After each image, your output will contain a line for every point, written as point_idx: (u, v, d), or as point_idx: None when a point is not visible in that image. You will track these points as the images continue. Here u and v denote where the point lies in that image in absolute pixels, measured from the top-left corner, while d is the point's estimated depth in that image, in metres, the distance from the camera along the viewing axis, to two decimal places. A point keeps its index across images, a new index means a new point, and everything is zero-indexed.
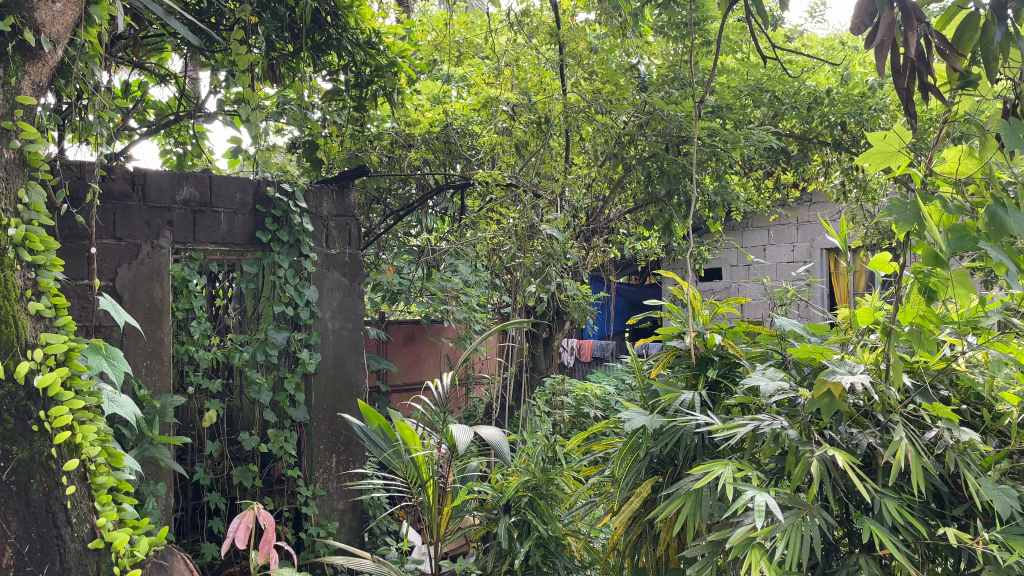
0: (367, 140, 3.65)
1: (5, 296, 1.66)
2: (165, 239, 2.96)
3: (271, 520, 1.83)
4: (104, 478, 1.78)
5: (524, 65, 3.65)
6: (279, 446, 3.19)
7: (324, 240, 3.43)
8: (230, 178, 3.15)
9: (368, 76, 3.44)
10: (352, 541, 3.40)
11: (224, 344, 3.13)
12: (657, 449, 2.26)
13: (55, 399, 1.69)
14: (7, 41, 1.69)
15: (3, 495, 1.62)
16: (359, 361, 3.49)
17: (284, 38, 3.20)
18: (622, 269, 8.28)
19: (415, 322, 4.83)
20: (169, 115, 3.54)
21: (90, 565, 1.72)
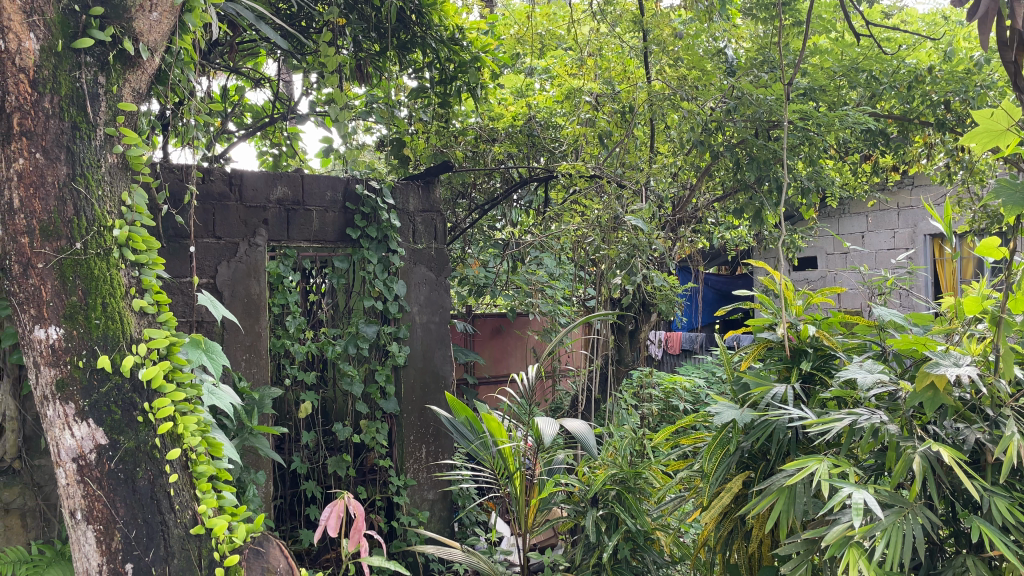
0: (452, 136, 3.64)
1: (112, 293, 1.74)
2: (261, 237, 3.07)
3: (361, 509, 1.87)
4: (204, 467, 1.85)
5: (607, 54, 3.61)
6: (372, 436, 3.28)
7: (411, 235, 3.49)
8: (321, 177, 3.24)
9: (452, 72, 3.48)
10: (442, 531, 3.45)
11: (318, 338, 3.22)
12: (749, 444, 2.20)
13: (158, 391, 1.77)
14: (108, 51, 1.77)
15: (111, 483, 1.69)
16: (446, 353, 3.53)
17: (370, 38, 3.28)
18: (711, 259, 8.11)
19: (501, 315, 4.85)
20: (264, 117, 3.67)
21: (191, 550, 1.76)
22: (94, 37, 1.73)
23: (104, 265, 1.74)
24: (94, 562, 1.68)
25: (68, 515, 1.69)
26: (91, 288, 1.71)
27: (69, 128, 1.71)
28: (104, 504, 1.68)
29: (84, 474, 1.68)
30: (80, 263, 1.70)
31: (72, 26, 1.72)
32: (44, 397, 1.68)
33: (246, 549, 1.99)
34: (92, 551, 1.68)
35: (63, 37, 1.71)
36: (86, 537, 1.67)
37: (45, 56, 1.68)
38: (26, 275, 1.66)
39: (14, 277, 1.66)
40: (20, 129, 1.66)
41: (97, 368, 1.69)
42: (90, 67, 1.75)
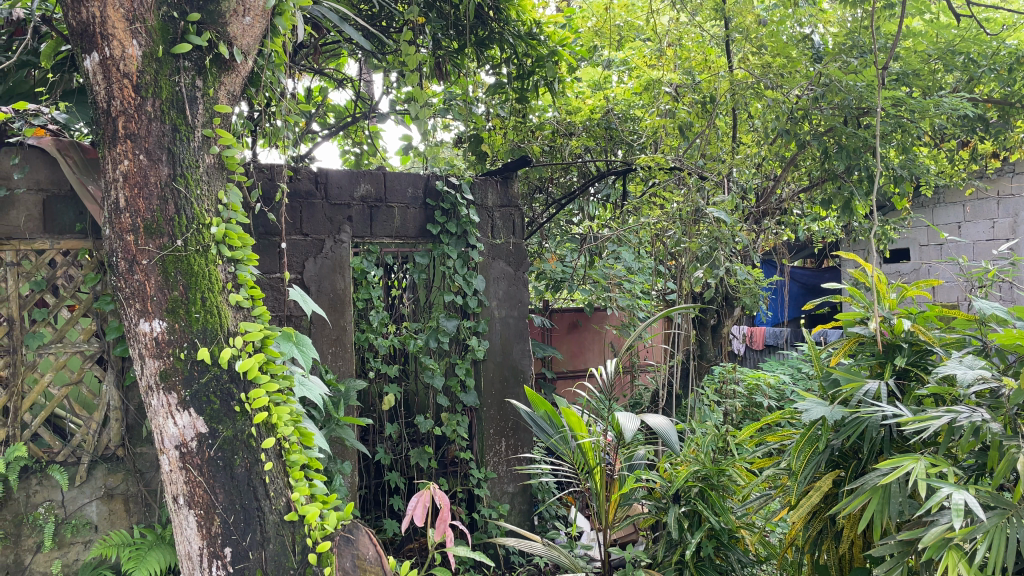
0: (529, 131, 3.70)
1: (211, 289, 1.81)
2: (346, 233, 3.16)
3: (446, 499, 1.90)
4: (296, 456, 1.90)
5: (688, 43, 3.52)
6: (453, 429, 3.31)
7: (490, 230, 3.51)
8: (402, 174, 3.29)
9: (530, 67, 3.51)
10: (522, 524, 3.47)
11: (400, 332, 3.31)
12: (839, 441, 2.13)
13: (254, 382, 1.83)
14: (205, 56, 1.84)
15: (212, 469, 1.76)
16: (525, 348, 3.54)
17: (449, 36, 3.31)
18: (796, 252, 7.89)
19: (578, 310, 4.81)
20: (346, 116, 3.77)
21: (286, 535, 1.81)
22: (192, 42, 1.79)
23: (203, 261, 1.81)
24: (196, 544, 1.77)
25: (172, 500, 1.79)
26: (191, 284, 1.78)
27: (170, 130, 1.78)
28: (204, 490, 1.75)
29: (186, 460, 1.76)
30: (181, 259, 1.77)
31: (171, 32, 1.79)
32: (148, 386, 1.78)
33: (338, 536, 2.03)
34: (193, 534, 1.77)
35: (163, 42, 1.78)
36: (188, 521, 1.77)
37: (147, 62, 1.77)
38: (132, 271, 1.75)
39: (122, 272, 1.76)
40: (125, 132, 1.76)
41: (196, 360, 1.76)
42: (188, 71, 1.82)
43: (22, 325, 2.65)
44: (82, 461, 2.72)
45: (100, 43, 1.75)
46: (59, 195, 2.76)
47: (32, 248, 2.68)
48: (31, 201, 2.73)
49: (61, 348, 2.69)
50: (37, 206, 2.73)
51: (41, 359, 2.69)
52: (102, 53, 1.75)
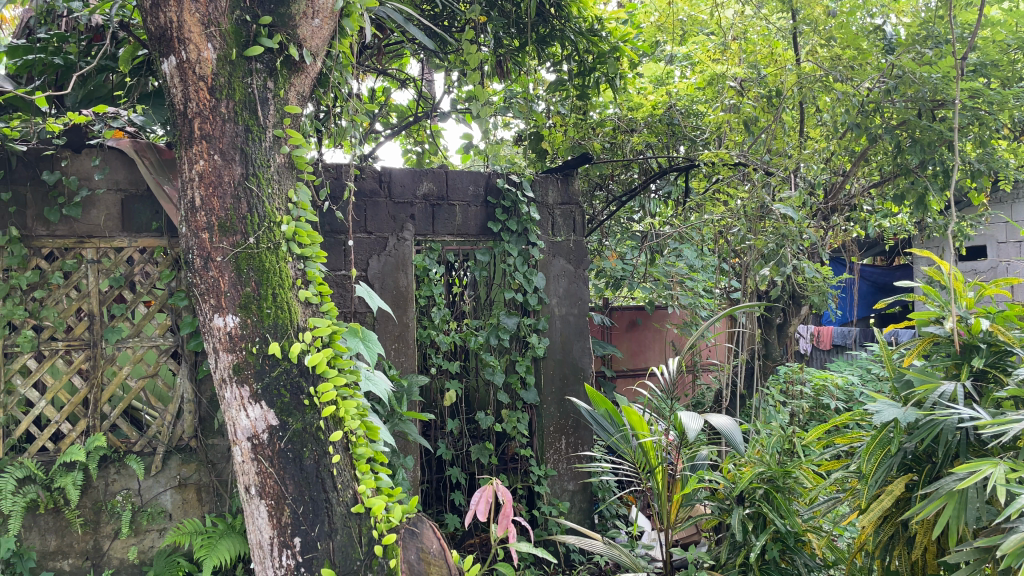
0: (590, 128, 3.67)
1: (282, 285, 1.85)
2: (408, 231, 3.21)
3: (509, 495, 1.91)
4: (363, 449, 1.91)
5: (753, 36, 3.47)
6: (513, 425, 3.34)
7: (550, 228, 3.52)
8: (463, 172, 3.32)
9: (591, 63, 3.51)
10: (582, 523, 3.46)
11: (462, 328, 3.34)
12: (913, 445, 2.07)
13: (323, 376, 1.85)
14: (276, 58, 1.89)
15: (282, 461, 1.79)
16: (586, 345, 3.53)
17: (510, 34, 3.33)
18: (866, 250, 7.66)
19: (638, 308, 4.77)
20: (409, 116, 3.82)
21: (353, 527, 1.82)
22: (263, 45, 1.85)
23: (274, 258, 1.85)
24: (267, 533, 1.79)
25: (245, 490, 1.82)
26: (263, 280, 1.82)
27: (243, 131, 1.84)
28: (274, 481, 1.78)
29: (258, 452, 1.79)
30: (253, 256, 1.82)
31: (244, 35, 1.85)
32: (223, 379, 1.82)
33: (402, 528, 2.04)
34: (264, 524, 1.79)
35: (236, 46, 1.84)
36: (259, 511, 1.79)
37: (222, 65, 1.82)
38: (207, 268, 1.80)
39: (197, 269, 1.81)
40: (201, 133, 1.81)
41: (268, 354, 1.80)
42: (261, 73, 1.87)
43: (102, 320, 2.78)
44: (157, 452, 2.82)
45: (177, 47, 1.81)
46: (137, 195, 2.87)
47: (112, 246, 2.81)
48: (110, 201, 2.84)
49: (138, 342, 2.81)
50: (115, 206, 2.84)
51: (120, 352, 2.81)
52: (179, 57, 1.81)
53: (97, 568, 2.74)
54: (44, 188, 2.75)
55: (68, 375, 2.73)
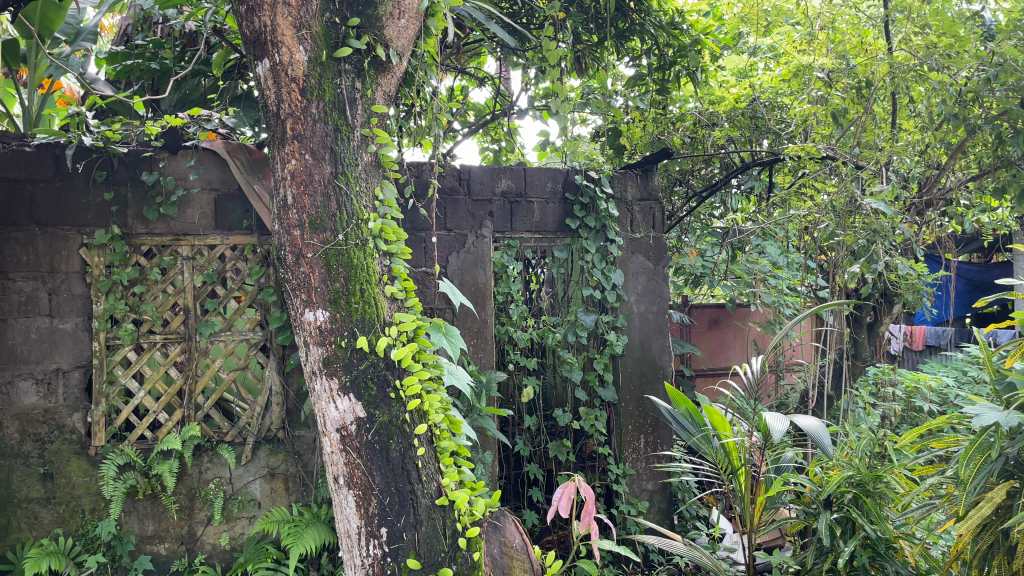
0: (669, 123, 3.57)
1: (370, 281, 1.88)
2: (487, 228, 3.24)
3: (591, 492, 1.91)
4: (447, 442, 1.93)
5: (841, 25, 3.26)
6: (591, 423, 3.33)
7: (629, 224, 3.48)
8: (542, 169, 3.33)
9: (671, 57, 3.49)
10: (661, 523, 3.42)
11: (540, 325, 3.34)
12: (1015, 450, 1.97)
13: (408, 370, 1.87)
14: (364, 59, 1.94)
15: (369, 452, 1.81)
16: (665, 344, 3.48)
17: (589, 29, 3.33)
18: (964, 247, 7.30)
19: (719, 306, 4.67)
20: (486, 114, 3.85)
21: (437, 519, 1.82)
22: (352, 46, 1.89)
23: (362, 254, 1.88)
24: (355, 523, 1.81)
25: (334, 480, 1.86)
26: (351, 276, 1.85)
27: (332, 131, 1.88)
28: (362, 472, 1.80)
29: (347, 443, 1.82)
30: (342, 252, 1.85)
31: (333, 37, 1.90)
32: (313, 372, 1.87)
33: (485, 522, 2.06)
34: (353, 513, 1.82)
35: (326, 47, 1.89)
36: (347, 500, 1.82)
37: (312, 66, 1.87)
38: (298, 264, 1.86)
39: (289, 265, 1.87)
40: (293, 133, 1.87)
41: (356, 348, 1.83)
42: (349, 74, 1.92)
43: (196, 315, 2.91)
44: (247, 442, 2.93)
45: (271, 49, 1.87)
46: (229, 194, 2.98)
47: (205, 243, 2.93)
48: (204, 200, 2.95)
49: (230, 336, 2.93)
50: (209, 205, 2.96)
51: (213, 345, 2.93)
52: (273, 59, 1.87)
53: (191, 552, 2.86)
54: (143, 188, 2.88)
55: (165, 367, 2.86)
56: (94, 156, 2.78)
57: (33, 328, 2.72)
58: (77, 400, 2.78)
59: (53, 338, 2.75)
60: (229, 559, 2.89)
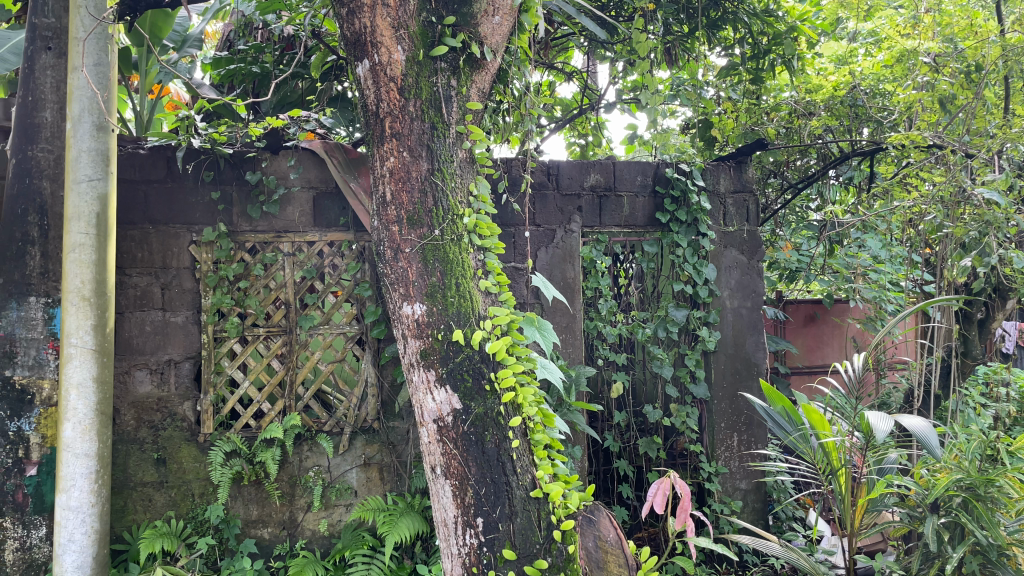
0: (764, 112, 3.51)
1: (465, 275, 1.91)
2: (576, 223, 3.25)
3: (687, 489, 1.84)
4: (540, 435, 1.92)
5: (949, 6, 3.07)
6: (682, 420, 3.28)
7: (722, 218, 3.41)
8: (632, 163, 3.32)
9: (766, 46, 3.45)
10: (756, 523, 3.34)
11: (629, 321, 3.34)
12: None
13: (502, 363, 1.86)
14: (460, 56, 1.96)
15: (465, 443, 1.82)
16: (760, 340, 3.38)
17: (680, 20, 3.35)
18: None
19: (816, 302, 4.53)
20: (573, 109, 3.85)
21: (532, 511, 1.81)
22: (448, 45, 1.92)
23: (458, 249, 1.91)
24: (452, 512, 1.84)
25: (431, 470, 1.90)
26: (447, 271, 1.88)
27: (429, 128, 1.91)
28: (458, 462, 1.82)
29: (444, 433, 1.84)
30: (439, 247, 1.89)
31: (430, 36, 1.93)
32: (411, 364, 1.91)
33: (580, 516, 2.09)
34: (450, 503, 1.84)
35: (423, 46, 1.92)
36: (445, 490, 1.85)
37: (410, 66, 1.91)
38: (397, 259, 1.90)
39: (388, 260, 1.92)
40: (391, 131, 1.91)
41: (452, 341, 1.84)
42: (445, 72, 1.94)
43: (297, 309, 3.02)
44: (345, 432, 3.03)
45: (370, 50, 1.92)
46: (326, 192, 3.08)
47: (305, 240, 3.04)
48: (304, 198, 3.06)
49: (328, 329, 3.04)
50: (308, 203, 3.07)
51: (312, 338, 3.04)
52: (372, 60, 1.92)
53: (293, 538, 2.97)
54: (247, 187, 3.01)
55: (268, 359, 2.98)
56: (202, 158, 2.92)
57: (147, 320, 2.88)
58: (188, 389, 2.93)
59: (165, 330, 2.91)
60: (327, 544, 3.00)
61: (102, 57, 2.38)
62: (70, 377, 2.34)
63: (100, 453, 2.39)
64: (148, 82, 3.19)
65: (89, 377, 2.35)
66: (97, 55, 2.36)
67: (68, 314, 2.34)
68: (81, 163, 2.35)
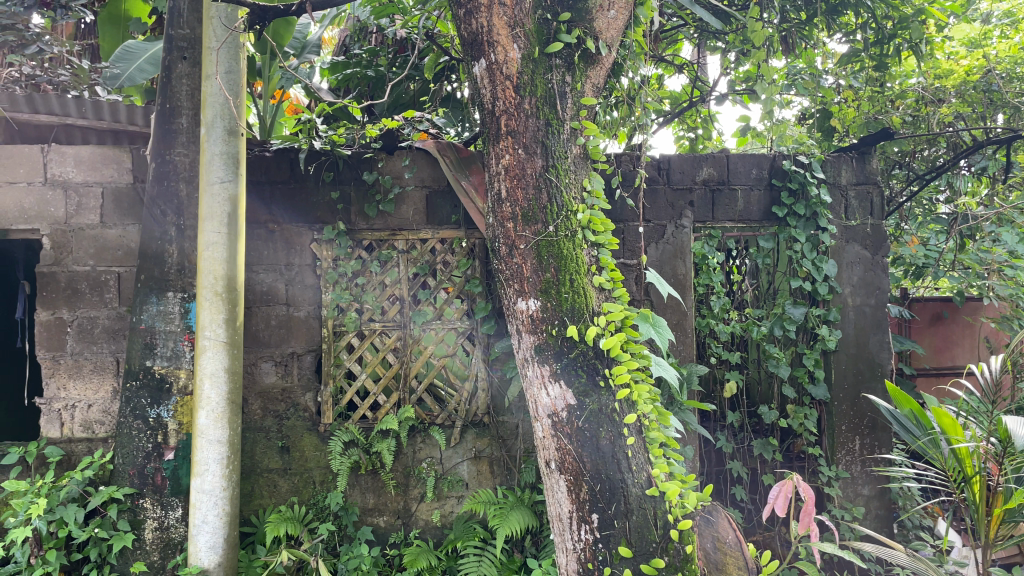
0: (888, 100, 3.36)
1: (578, 271, 1.90)
2: (687, 218, 3.20)
3: (812, 492, 1.77)
4: (656, 433, 1.90)
5: None
6: (800, 422, 3.16)
7: (843, 211, 3.27)
8: (747, 156, 3.22)
9: (891, 30, 3.18)
10: (881, 530, 3.17)
11: (743, 318, 3.25)
12: None
13: (616, 359, 1.88)
14: (574, 52, 1.96)
15: (580, 439, 1.81)
16: (884, 339, 3.23)
17: (797, 6, 3.21)
18: None
19: (944, 299, 4.20)
20: (682, 102, 3.78)
21: (648, 509, 1.79)
22: (563, 41, 1.93)
23: (572, 245, 1.91)
24: (567, 507, 1.84)
25: (546, 465, 1.91)
26: (562, 266, 1.88)
27: (544, 125, 1.92)
28: (573, 458, 1.82)
29: (558, 429, 1.85)
30: (553, 243, 1.89)
31: (545, 33, 1.94)
32: (526, 359, 1.93)
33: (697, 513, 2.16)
34: (564, 498, 1.85)
35: (538, 44, 1.94)
36: (559, 485, 1.86)
37: (525, 63, 1.92)
38: (512, 255, 1.92)
39: (503, 256, 1.94)
40: (507, 129, 1.93)
41: (567, 337, 1.85)
42: (560, 68, 1.95)
43: (410, 304, 3.11)
44: (456, 425, 3.09)
45: (487, 50, 1.94)
46: (439, 190, 3.15)
47: (418, 237, 3.12)
48: (418, 197, 3.14)
49: (440, 325, 3.11)
50: (422, 202, 3.14)
51: (425, 333, 3.11)
52: (488, 59, 1.94)
53: (407, 527, 3.06)
54: (364, 187, 3.10)
55: (383, 352, 3.08)
56: (323, 159, 3.03)
57: (273, 315, 3.04)
58: (310, 380, 3.06)
59: (289, 324, 3.05)
60: (440, 535, 3.07)
61: (233, 65, 2.51)
62: (204, 367, 2.48)
63: (231, 439, 2.53)
64: (272, 87, 3.36)
65: (221, 368, 2.50)
66: (228, 63, 2.49)
67: (203, 308, 2.48)
68: (214, 166, 2.49)
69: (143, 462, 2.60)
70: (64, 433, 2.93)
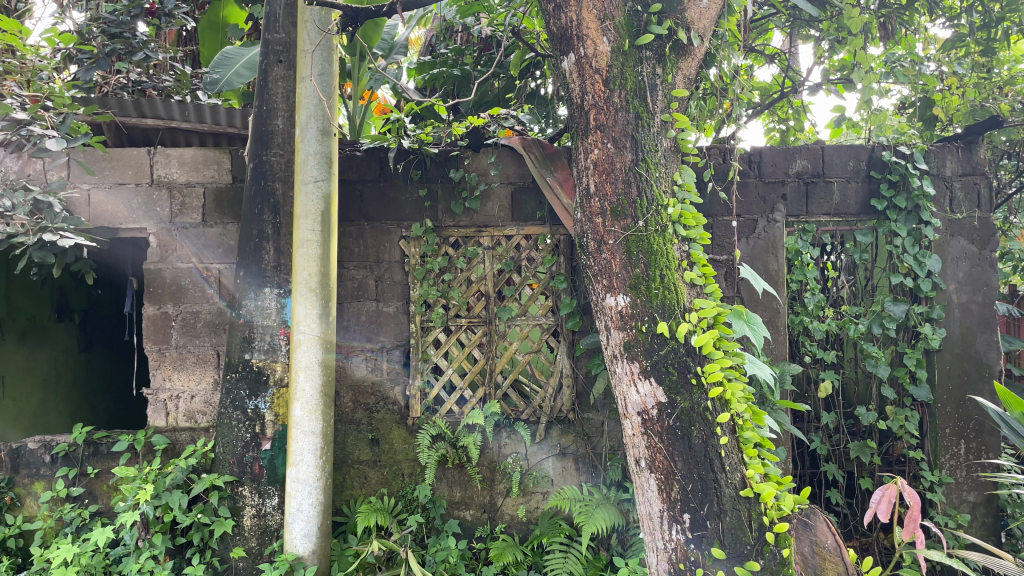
0: (996, 86, 3.12)
1: (669, 266, 1.87)
2: (780, 212, 3.11)
3: (917, 497, 1.72)
4: (751, 433, 1.82)
5: None
6: (900, 424, 3.03)
7: (948, 203, 3.12)
8: (844, 147, 3.12)
9: (999, 13, 2.99)
10: (988, 539, 3.01)
11: (840, 315, 3.13)
12: None
13: (709, 357, 1.81)
14: (665, 43, 1.93)
15: (671, 437, 1.79)
16: (992, 339, 3.05)
17: None
18: None
19: None
20: (772, 94, 3.64)
21: (742, 511, 1.73)
22: (653, 32, 1.89)
23: (662, 240, 1.87)
24: (658, 506, 1.83)
25: (636, 463, 1.90)
26: (652, 261, 1.85)
27: (633, 118, 1.90)
28: (664, 457, 1.80)
29: (648, 426, 1.84)
30: (642, 239, 1.86)
31: (635, 25, 1.92)
32: (614, 356, 1.92)
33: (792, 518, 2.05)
34: (655, 497, 1.84)
35: (628, 36, 1.92)
36: (649, 484, 1.84)
37: (615, 56, 1.91)
38: (601, 250, 1.91)
39: (591, 252, 1.94)
40: (597, 123, 1.92)
41: (657, 333, 1.82)
42: (650, 60, 1.92)
43: (495, 300, 3.12)
44: (541, 421, 3.09)
45: (576, 44, 1.94)
46: (524, 186, 3.15)
47: (504, 234, 3.13)
48: (503, 193, 3.15)
49: (525, 321, 3.12)
50: (507, 198, 3.15)
51: (510, 329, 3.13)
52: (578, 53, 1.94)
53: (493, 521, 3.09)
54: (451, 184, 3.14)
55: (469, 348, 3.11)
56: (411, 158, 3.10)
57: (364, 310, 3.12)
58: (399, 374, 3.12)
59: (378, 320, 3.12)
60: (525, 530, 3.08)
61: (326, 67, 2.58)
62: (299, 361, 2.56)
63: (324, 431, 2.60)
64: (361, 88, 3.44)
65: (315, 362, 2.57)
66: (322, 65, 2.57)
67: (298, 303, 2.57)
68: (309, 166, 2.57)
69: (242, 451, 2.69)
70: (169, 422, 3.07)
